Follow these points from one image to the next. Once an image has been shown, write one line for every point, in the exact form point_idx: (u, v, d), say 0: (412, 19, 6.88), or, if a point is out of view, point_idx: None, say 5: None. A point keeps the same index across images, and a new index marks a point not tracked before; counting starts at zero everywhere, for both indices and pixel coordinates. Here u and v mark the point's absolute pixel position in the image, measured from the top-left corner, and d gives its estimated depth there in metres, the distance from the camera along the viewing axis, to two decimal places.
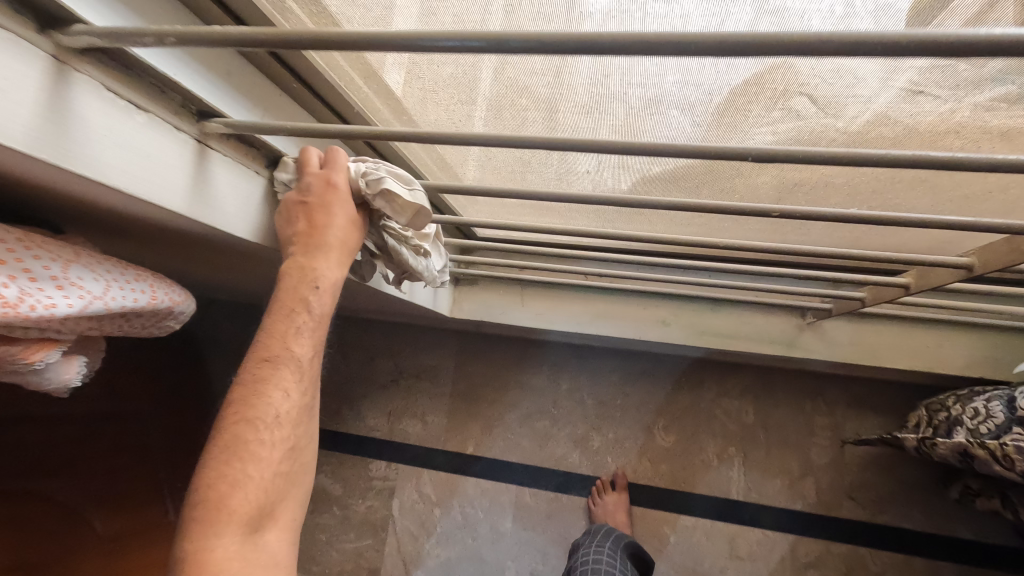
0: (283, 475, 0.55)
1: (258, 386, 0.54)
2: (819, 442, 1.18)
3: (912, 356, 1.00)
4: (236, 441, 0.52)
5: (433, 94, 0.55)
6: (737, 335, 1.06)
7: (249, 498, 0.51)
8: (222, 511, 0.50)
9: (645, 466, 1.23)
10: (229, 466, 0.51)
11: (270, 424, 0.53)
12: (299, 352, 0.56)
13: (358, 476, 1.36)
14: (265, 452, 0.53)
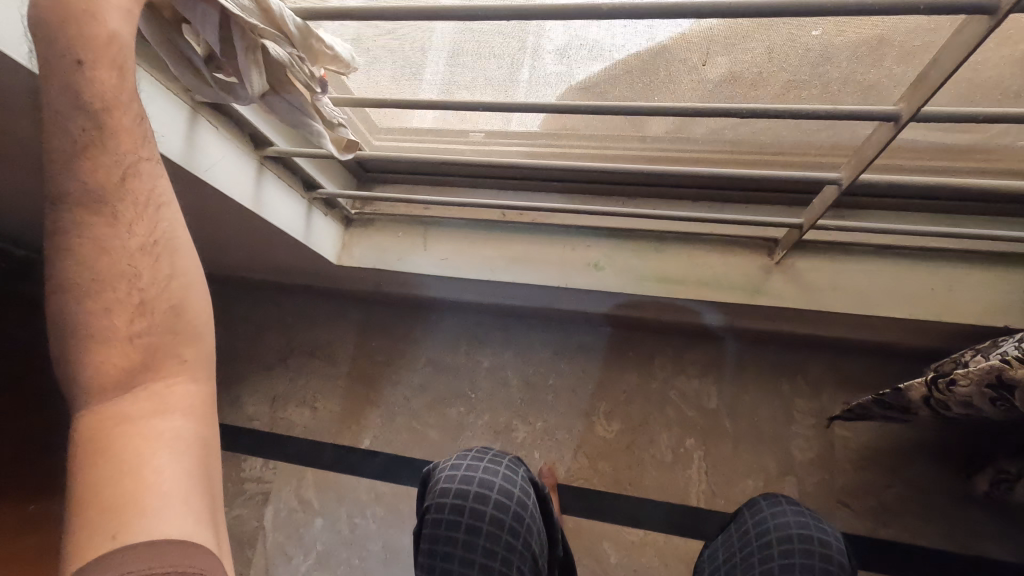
0: (138, 334, 0.42)
1: (58, 244, 0.40)
2: (803, 433, 0.90)
3: (914, 301, 0.75)
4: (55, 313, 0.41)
5: None
6: (687, 280, 0.83)
7: (102, 364, 0.41)
8: (76, 380, 0.41)
9: (580, 464, 0.96)
10: (62, 342, 0.41)
11: (90, 288, 0.41)
12: (104, 174, 0.40)
13: (227, 478, 1.08)
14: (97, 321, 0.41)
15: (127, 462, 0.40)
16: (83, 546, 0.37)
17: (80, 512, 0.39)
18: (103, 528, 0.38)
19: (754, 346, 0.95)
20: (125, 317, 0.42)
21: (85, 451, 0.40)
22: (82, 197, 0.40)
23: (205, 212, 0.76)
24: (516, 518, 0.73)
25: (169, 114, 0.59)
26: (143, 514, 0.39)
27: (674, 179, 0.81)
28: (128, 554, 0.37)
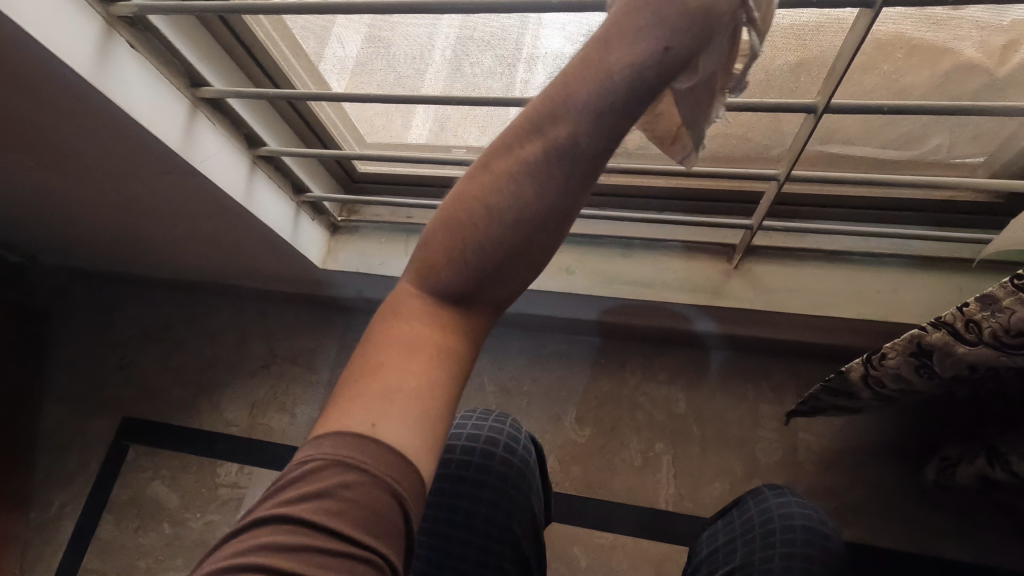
0: (501, 263, 0.37)
1: (505, 149, 0.37)
2: (768, 436, 0.93)
3: (861, 301, 0.81)
4: (462, 207, 0.38)
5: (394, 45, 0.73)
6: (651, 283, 0.88)
7: (449, 264, 0.38)
8: (431, 254, 0.38)
9: (553, 468, 0.98)
10: (446, 228, 0.38)
11: (501, 213, 0.37)
12: (589, 127, 0.35)
13: (200, 483, 1.08)
14: (477, 230, 0.37)
15: (412, 364, 0.37)
16: (344, 411, 0.36)
17: (358, 380, 0.37)
18: (366, 405, 0.36)
19: (721, 353, 0.99)
20: (501, 252, 0.37)
21: (393, 331, 0.38)
22: (541, 133, 0.36)
23: (199, 208, 0.81)
24: (523, 462, 0.77)
25: (170, 105, 0.65)
26: (401, 423, 0.35)
27: (638, 189, 0.87)
28: (378, 446, 0.35)
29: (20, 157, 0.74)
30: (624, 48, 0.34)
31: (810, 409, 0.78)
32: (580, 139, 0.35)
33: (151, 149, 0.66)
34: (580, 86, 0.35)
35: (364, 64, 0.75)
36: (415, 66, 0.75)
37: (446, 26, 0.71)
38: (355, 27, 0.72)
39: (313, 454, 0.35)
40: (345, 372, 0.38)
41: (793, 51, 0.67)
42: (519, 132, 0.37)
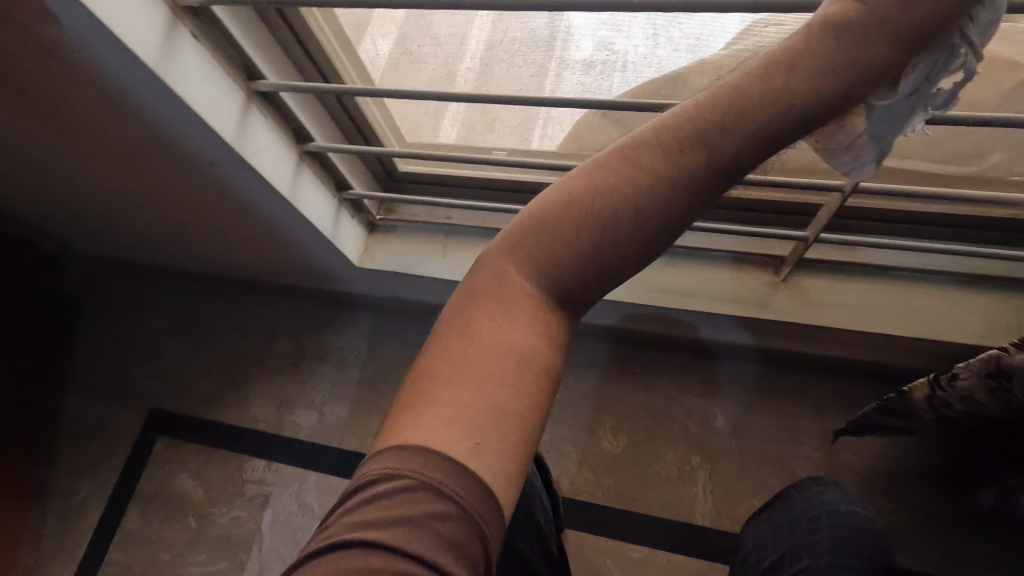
0: (616, 272, 0.40)
1: (653, 151, 0.39)
2: (808, 454, 0.91)
3: (915, 320, 0.78)
4: (596, 205, 0.39)
5: (424, 49, 0.72)
6: (694, 293, 0.86)
7: (571, 265, 0.39)
8: (547, 255, 0.40)
9: (585, 478, 0.96)
10: (577, 224, 0.39)
11: (640, 217, 0.39)
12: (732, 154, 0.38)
13: (227, 479, 1.08)
14: (605, 236, 0.39)
15: (515, 379, 0.38)
16: (445, 425, 0.36)
17: (457, 387, 0.38)
18: (468, 421, 0.36)
19: (760, 367, 0.97)
20: (624, 259, 0.39)
21: (493, 336, 0.39)
22: (694, 141, 0.38)
23: (242, 203, 0.81)
24: (526, 476, 0.71)
25: (226, 97, 0.65)
26: (500, 440, 0.36)
27: None
28: (474, 470, 0.35)
29: (71, 144, 0.74)
30: (810, 82, 0.38)
31: (860, 427, 0.76)
32: (734, 155, 0.38)
33: (204, 140, 0.65)
34: (761, 106, 0.38)
35: (393, 65, 0.75)
36: (446, 65, 0.74)
37: (478, 28, 0.71)
38: (390, 24, 0.72)
39: (403, 470, 0.35)
40: (435, 379, 0.38)
41: None
42: (672, 135, 0.39)
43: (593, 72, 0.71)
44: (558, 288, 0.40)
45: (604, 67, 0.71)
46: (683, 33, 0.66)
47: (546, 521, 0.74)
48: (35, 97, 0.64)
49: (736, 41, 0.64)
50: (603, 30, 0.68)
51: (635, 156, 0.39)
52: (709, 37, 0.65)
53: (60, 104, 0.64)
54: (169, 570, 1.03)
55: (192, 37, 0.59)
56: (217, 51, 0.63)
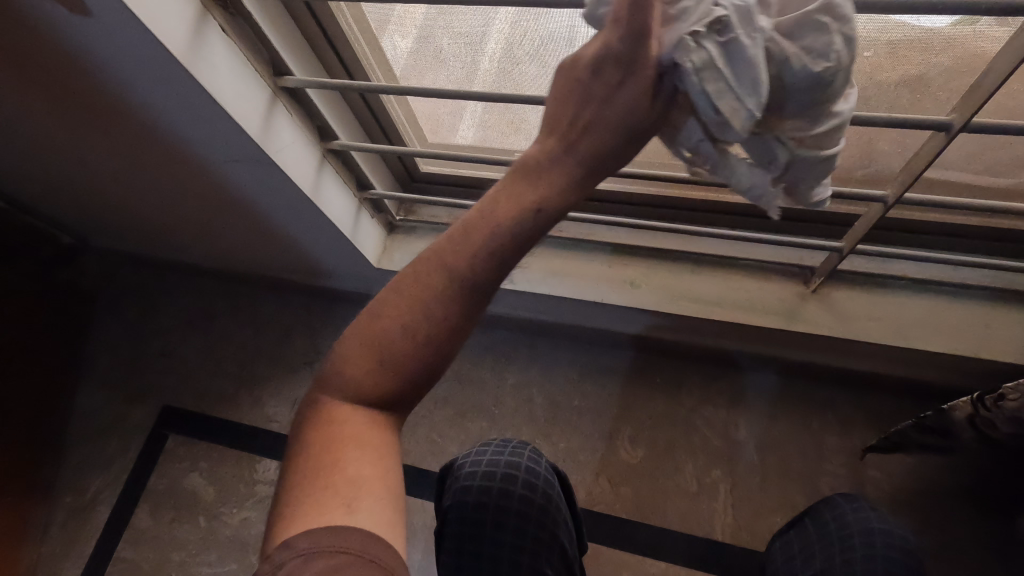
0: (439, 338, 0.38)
1: (467, 226, 0.38)
2: (833, 470, 0.88)
3: (950, 336, 0.76)
4: (409, 289, 0.38)
5: (445, 48, 0.71)
6: (721, 302, 0.84)
7: (391, 344, 0.37)
8: (359, 347, 0.38)
9: (603, 489, 0.94)
10: (389, 308, 0.38)
11: (442, 286, 0.37)
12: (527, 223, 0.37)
13: (239, 478, 1.06)
14: (410, 312, 0.37)
15: (364, 448, 0.38)
16: (312, 511, 0.37)
17: (314, 474, 0.38)
18: (333, 496, 0.37)
19: (785, 379, 0.95)
20: (442, 324, 0.37)
21: (335, 420, 0.39)
22: (531, 194, 0.37)
23: (264, 201, 0.80)
24: (544, 497, 0.71)
25: (253, 93, 0.64)
26: (373, 498, 0.38)
27: (712, 203, 0.83)
28: (355, 526, 0.36)
29: (95, 136, 0.73)
30: (614, 111, 0.38)
31: (892, 445, 0.74)
32: (548, 209, 0.38)
33: (230, 137, 0.65)
34: (561, 153, 0.38)
35: (414, 66, 0.74)
36: (467, 63, 0.72)
37: (498, 25, 0.67)
38: (409, 23, 0.69)
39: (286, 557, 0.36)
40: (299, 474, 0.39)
41: (896, 68, 0.63)
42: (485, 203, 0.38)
43: None
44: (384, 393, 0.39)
45: None
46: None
47: (571, 545, 0.72)
48: (63, 89, 0.63)
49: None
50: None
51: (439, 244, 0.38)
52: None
53: (87, 95, 0.63)
54: (179, 569, 1.02)
55: (222, 31, 0.59)
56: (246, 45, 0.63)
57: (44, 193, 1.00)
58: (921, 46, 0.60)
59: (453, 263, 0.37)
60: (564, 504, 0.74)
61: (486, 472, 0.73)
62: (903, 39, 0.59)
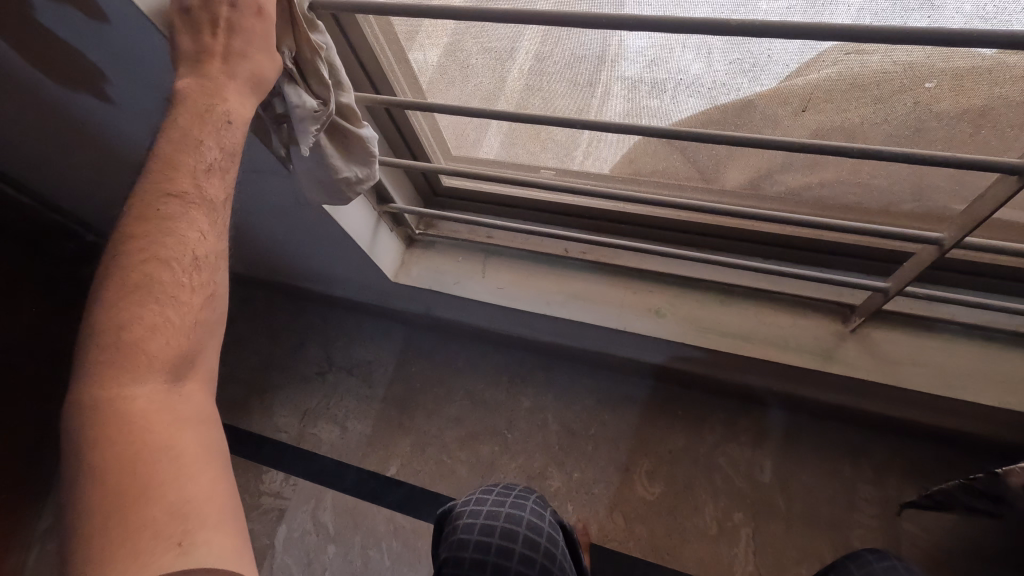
0: (209, 328, 0.45)
1: (161, 208, 0.42)
2: (865, 522, 0.83)
3: (1003, 387, 0.71)
4: (149, 286, 0.41)
5: (474, 62, 0.68)
6: (752, 337, 0.80)
7: (176, 345, 0.41)
8: (137, 362, 0.40)
9: (617, 525, 0.89)
10: (145, 311, 0.40)
11: (189, 275, 0.43)
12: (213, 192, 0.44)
13: (244, 489, 1.04)
14: (178, 312, 0.42)
15: (186, 469, 0.39)
16: (133, 557, 0.34)
17: (120, 519, 0.36)
18: (159, 531, 0.36)
19: (815, 420, 0.90)
20: (205, 307, 0.44)
21: (137, 450, 0.38)
22: (219, 111, 0.44)
23: (283, 208, 0.78)
24: (546, 558, 0.66)
25: None
26: (201, 510, 0.37)
27: (745, 232, 0.79)
28: (197, 550, 0.35)
29: (115, 137, 0.72)
30: (258, 61, 0.46)
31: (934, 503, 0.68)
32: (238, 137, 0.44)
33: (251, 148, 0.62)
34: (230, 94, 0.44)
35: (445, 74, 0.71)
36: (495, 78, 0.69)
37: (531, 41, 0.64)
38: (442, 34, 0.66)
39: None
40: (97, 527, 0.35)
41: (958, 99, 0.58)
42: (176, 168, 0.43)
43: (643, 97, 0.66)
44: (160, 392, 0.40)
45: (662, 93, 0.65)
46: (749, 56, 0.58)
47: None
48: (83, 90, 0.62)
49: (812, 69, 0.58)
50: (656, 47, 0.60)
51: (133, 233, 0.42)
52: (779, 60, 0.58)
53: (108, 99, 0.62)
54: None
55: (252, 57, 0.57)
56: None
57: (69, 190, 0.99)
58: (987, 78, 0.55)
59: (184, 248, 0.42)
60: (569, 566, 0.68)
61: (484, 526, 0.69)
62: (968, 70, 0.55)
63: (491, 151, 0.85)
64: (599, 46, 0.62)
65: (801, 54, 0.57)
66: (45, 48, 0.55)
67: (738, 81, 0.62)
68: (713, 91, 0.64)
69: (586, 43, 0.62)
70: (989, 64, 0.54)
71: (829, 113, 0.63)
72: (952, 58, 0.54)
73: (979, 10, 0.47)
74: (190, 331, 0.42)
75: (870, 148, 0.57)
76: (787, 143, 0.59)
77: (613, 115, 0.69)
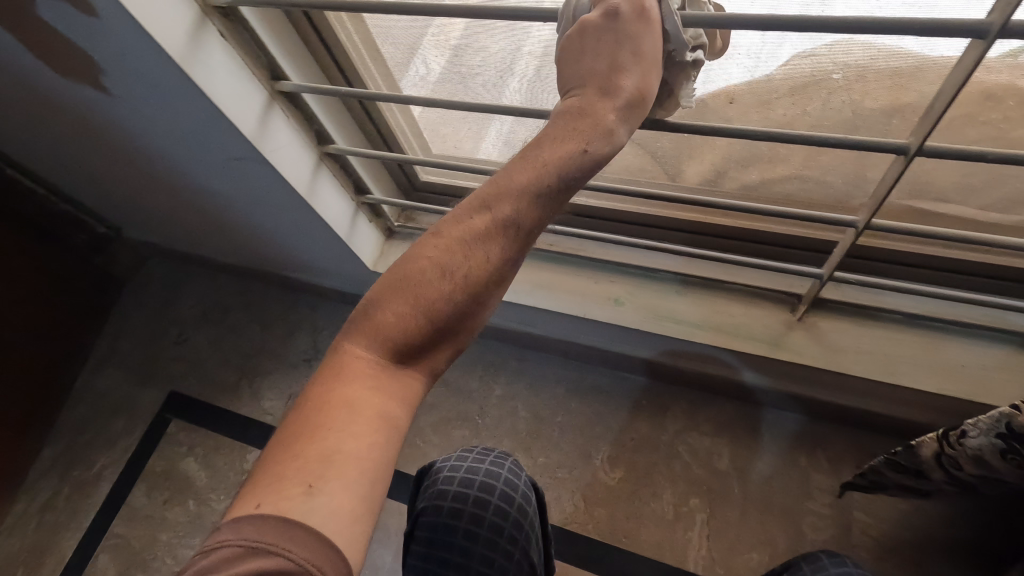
0: (451, 331, 0.45)
1: (454, 227, 0.45)
2: (818, 510, 0.84)
3: (939, 375, 0.73)
4: (422, 274, 0.44)
5: (474, 71, 0.73)
6: (705, 325, 0.83)
7: (411, 334, 0.43)
8: (378, 329, 0.43)
9: (578, 508, 0.92)
10: (411, 292, 0.43)
11: (455, 270, 0.44)
12: (518, 205, 0.45)
13: (230, 466, 1.10)
14: (433, 307, 0.43)
15: (354, 428, 0.40)
16: (274, 480, 0.37)
17: (287, 447, 0.39)
18: (302, 469, 0.38)
19: (775, 410, 0.92)
20: (458, 315, 0.44)
21: (332, 400, 0.41)
22: (579, 139, 0.46)
23: (267, 198, 0.84)
24: (520, 512, 0.70)
25: (250, 97, 0.68)
26: (335, 476, 0.38)
27: (700, 225, 0.83)
28: (312, 503, 0.36)
29: (117, 129, 0.79)
30: (639, 77, 0.48)
31: (870, 483, 0.69)
32: (584, 154, 0.46)
33: (227, 135, 0.69)
34: (607, 118, 0.47)
35: (445, 82, 0.75)
36: (470, 82, 0.75)
37: (498, 38, 0.69)
38: (440, 46, 0.72)
39: (233, 539, 0.35)
40: (274, 445, 0.40)
41: (889, 94, 0.61)
42: (505, 181, 0.46)
43: None
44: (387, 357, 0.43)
45: None
46: None
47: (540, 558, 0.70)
48: (81, 82, 0.69)
49: (754, 71, 0.63)
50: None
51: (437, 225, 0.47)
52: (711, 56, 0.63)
53: (104, 90, 0.69)
54: (165, 551, 1.06)
55: (268, 96, 0.71)
56: (291, 108, 0.75)
57: (77, 180, 1.07)
58: (917, 75, 0.58)
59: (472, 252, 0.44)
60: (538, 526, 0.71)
61: (464, 479, 0.72)
62: (890, 65, 0.58)
63: (472, 150, 0.90)
64: None
65: (734, 59, 0.62)
66: (50, 42, 0.63)
67: None
68: None
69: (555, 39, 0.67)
70: (913, 57, 0.57)
71: (768, 110, 0.66)
72: (871, 53, 0.58)
73: (866, 4, 0.53)
74: (428, 327, 0.43)
75: (811, 135, 0.55)
76: (716, 129, 0.58)
77: None
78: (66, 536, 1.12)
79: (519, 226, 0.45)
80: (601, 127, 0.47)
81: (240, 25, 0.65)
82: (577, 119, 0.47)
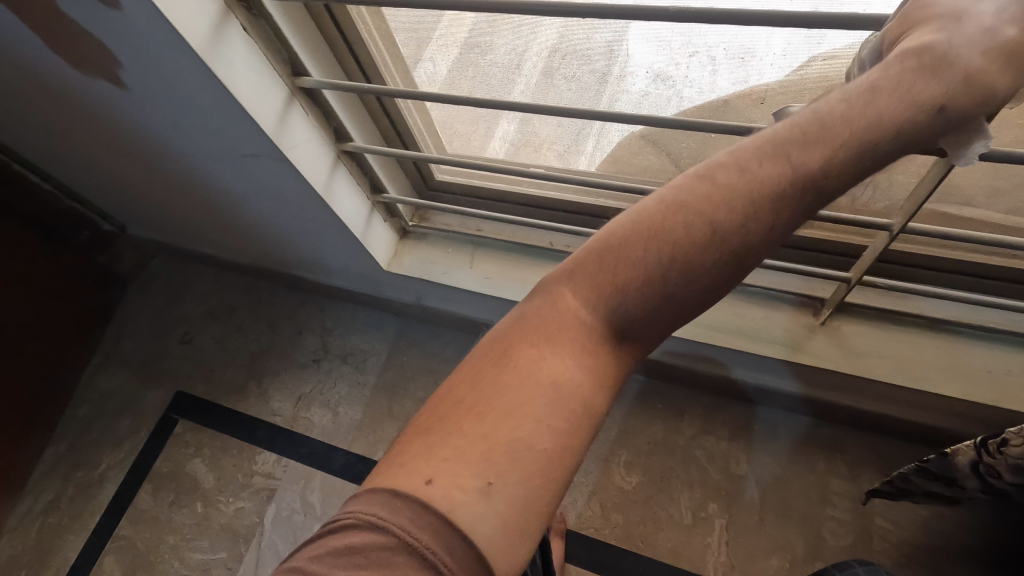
0: (683, 312, 0.38)
1: (736, 174, 0.37)
2: (838, 516, 0.84)
3: (963, 380, 0.72)
4: (678, 229, 0.37)
5: (478, 64, 0.71)
6: (725, 328, 0.82)
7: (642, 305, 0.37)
8: (613, 292, 0.38)
9: (594, 512, 0.91)
10: (663, 250, 0.37)
11: (716, 233, 0.36)
12: (807, 163, 0.36)
13: (238, 468, 1.09)
14: (681, 279, 0.37)
15: (548, 424, 0.36)
16: (450, 459, 0.36)
17: (476, 418, 0.37)
18: (484, 456, 0.35)
19: (793, 415, 0.91)
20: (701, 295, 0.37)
21: (535, 381, 0.37)
22: (926, 100, 0.37)
23: (284, 195, 0.82)
24: None
25: (271, 92, 0.67)
26: (512, 483, 0.35)
27: None
28: (480, 509, 0.34)
29: (130, 124, 0.78)
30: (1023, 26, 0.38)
31: (896, 490, 0.68)
32: (910, 115, 0.37)
33: (248, 131, 0.68)
34: (964, 73, 0.37)
35: (452, 81, 0.74)
36: (486, 83, 0.73)
37: (500, 37, 0.67)
38: (450, 42, 0.70)
39: (394, 523, 0.35)
40: (461, 408, 0.38)
41: None
42: (789, 130, 0.38)
43: (618, 91, 0.69)
44: (611, 324, 0.38)
45: (620, 87, 0.69)
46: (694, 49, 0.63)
47: None
48: (97, 75, 0.68)
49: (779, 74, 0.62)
50: (663, 62, 0.65)
51: (706, 163, 0.39)
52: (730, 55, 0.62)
53: (121, 84, 0.68)
54: (172, 553, 1.05)
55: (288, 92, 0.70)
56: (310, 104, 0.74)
57: (84, 177, 1.06)
58: None
59: (746, 214, 0.36)
60: None
61: None
62: None
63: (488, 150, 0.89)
64: (568, 47, 0.67)
65: (750, 61, 0.62)
66: (68, 34, 0.61)
67: (697, 75, 0.65)
68: (671, 86, 0.68)
69: (581, 39, 0.65)
70: None
71: None
72: None
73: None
74: (665, 303, 0.37)
75: None
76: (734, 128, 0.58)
77: (581, 102, 0.72)
78: (70, 538, 1.10)
79: (805, 191, 0.37)
80: (956, 79, 0.37)
81: (262, 19, 0.64)
82: (928, 65, 0.37)
